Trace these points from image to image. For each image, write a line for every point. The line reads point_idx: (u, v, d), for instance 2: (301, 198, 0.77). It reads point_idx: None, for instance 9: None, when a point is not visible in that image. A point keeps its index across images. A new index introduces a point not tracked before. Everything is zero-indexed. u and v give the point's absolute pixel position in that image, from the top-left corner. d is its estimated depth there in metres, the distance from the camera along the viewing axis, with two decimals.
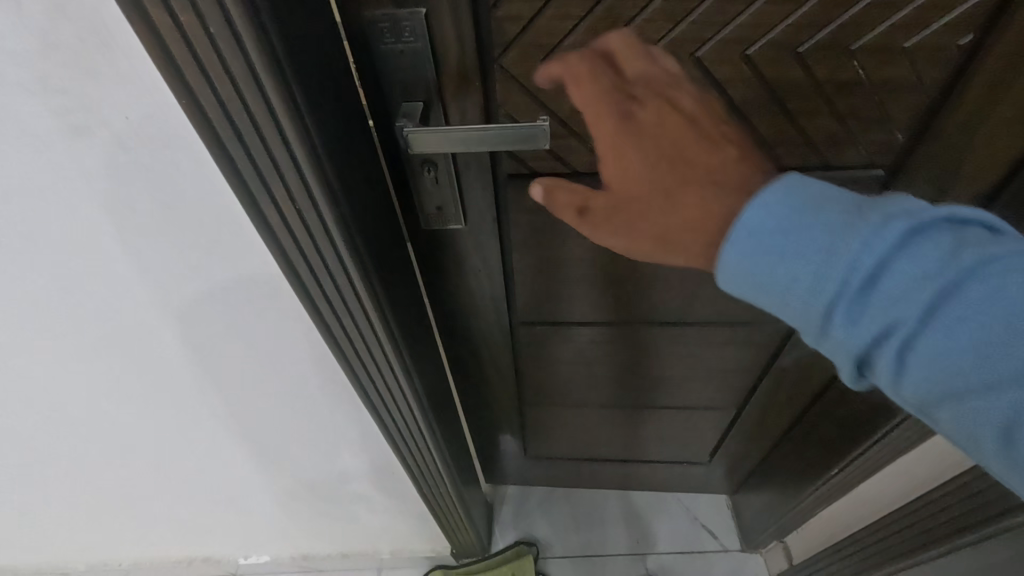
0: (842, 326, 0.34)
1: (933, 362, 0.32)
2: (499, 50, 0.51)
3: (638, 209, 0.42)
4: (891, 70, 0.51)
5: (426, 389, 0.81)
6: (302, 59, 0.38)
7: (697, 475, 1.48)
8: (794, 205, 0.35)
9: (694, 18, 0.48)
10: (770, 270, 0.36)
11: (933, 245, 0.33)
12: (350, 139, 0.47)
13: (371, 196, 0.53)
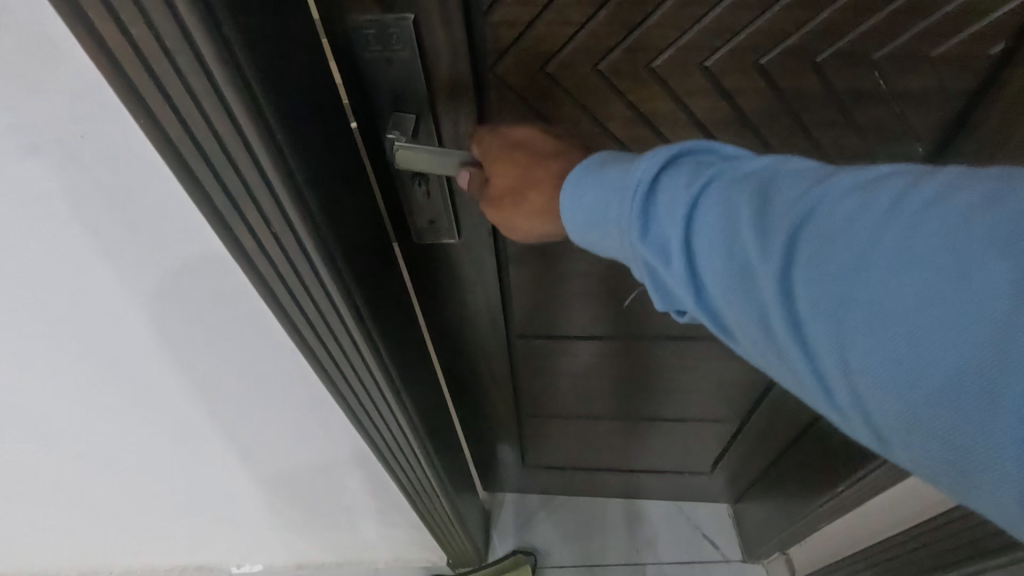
0: (637, 243, 0.35)
1: (708, 262, 0.31)
2: (493, 58, 0.47)
3: (518, 187, 0.45)
4: (913, 81, 0.47)
5: (420, 407, 0.78)
6: (272, 73, 0.35)
7: (698, 484, 1.45)
8: (604, 158, 0.39)
9: (705, 24, 0.44)
10: (587, 203, 0.38)
11: (696, 164, 0.34)
12: (330, 156, 0.44)
13: (355, 215, 0.49)
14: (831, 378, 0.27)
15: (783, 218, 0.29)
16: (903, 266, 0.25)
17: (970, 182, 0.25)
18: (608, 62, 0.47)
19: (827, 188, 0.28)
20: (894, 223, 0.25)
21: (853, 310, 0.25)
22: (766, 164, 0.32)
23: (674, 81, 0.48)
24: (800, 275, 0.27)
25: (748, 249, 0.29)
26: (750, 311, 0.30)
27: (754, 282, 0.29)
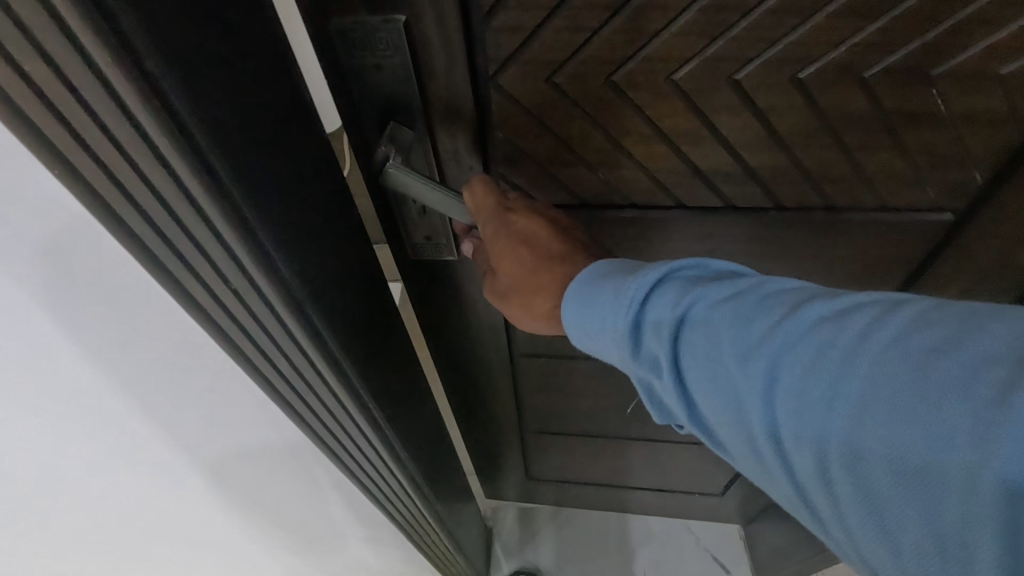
0: (634, 358, 0.37)
1: (698, 385, 0.33)
2: (494, 67, 0.42)
3: (515, 287, 0.47)
4: (978, 101, 0.41)
5: (420, 453, 0.71)
6: (213, 101, 0.28)
7: (707, 506, 1.38)
8: (602, 266, 0.41)
9: (736, 33, 0.38)
10: (586, 311, 0.40)
11: (681, 283, 0.36)
12: (302, 188, 0.37)
13: (339, 254, 0.43)
14: (817, 502, 0.29)
15: (763, 349, 0.30)
16: (876, 409, 0.26)
17: (937, 316, 0.26)
18: (623, 74, 0.41)
19: (802, 321, 0.30)
20: (867, 363, 0.27)
21: (835, 447, 0.27)
22: (743, 285, 0.33)
23: (699, 95, 0.42)
24: (780, 409, 0.29)
25: (734, 378, 0.31)
26: (739, 437, 0.32)
27: (741, 412, 0.31)
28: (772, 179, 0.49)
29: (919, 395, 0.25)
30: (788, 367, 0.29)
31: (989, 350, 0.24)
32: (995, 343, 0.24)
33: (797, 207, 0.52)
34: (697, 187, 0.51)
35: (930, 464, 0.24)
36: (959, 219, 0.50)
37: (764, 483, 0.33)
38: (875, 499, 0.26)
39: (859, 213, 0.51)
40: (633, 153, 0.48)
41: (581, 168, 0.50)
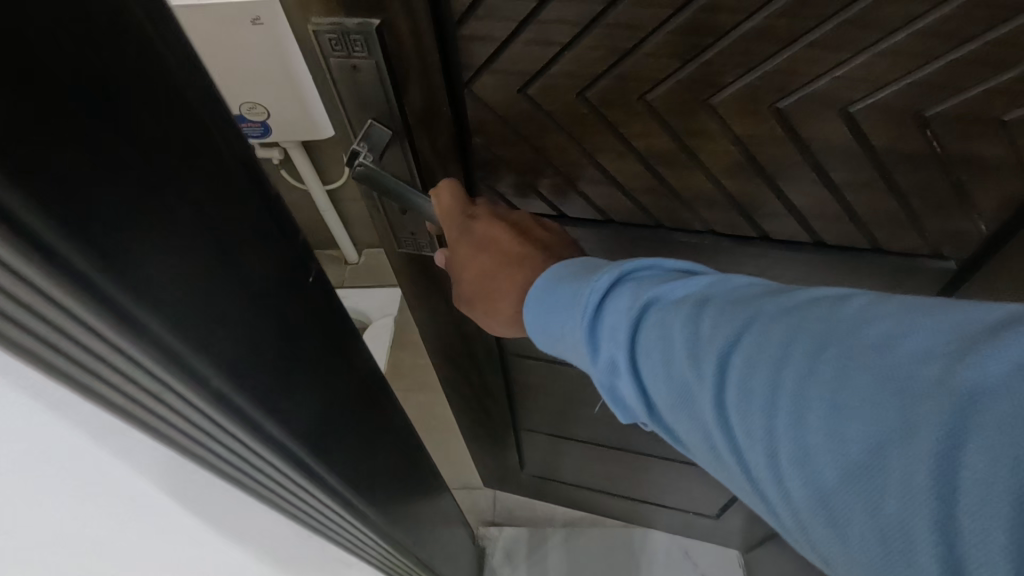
0: (591, 354, 0.36)
1: (652, 378, 0.32)
2: (467, 74, 0.43)
3: (480, 292, 0.48)
4: (978, 147, 0.37)
5: (410, 515, 0.64)
6: (92, 204, 0.20)
7: (703, 526, 1.30)
8: (571, 264, 0.41)
9: (708, 58, 0.37)
10: (550, 307, 0.39)
11: (638, 282, 0.35)
12: (251, 272, 0.29)
13: (309, 335, 0.35)
14: (771, 502, 0.27)
15: (712, 345, 0.29)
16: (815, 402, 0.24)
17: (880, 309, 0.26)
18: (595, 91, 0.41)
19: (750, 314, 0.29)
20: (808, 358, 0.26)
21: (779, 445, 0.25)
22: (699, 284, 0.33)
23: (674, 118, 0.41)
24: (726, 403, 0.28)
25: (684, 375, 0.30)
26: (693, 431, 0.30)
27: (691, 406, 0.30)
28: (756, 209, 0.47)
29: (860, 381, 0.24)
30: (736, 364, 0.28)
31: (930, 333, 0.23)
32: (931, 332, 0.23)
33: (784, 241, 0.50)
34: (677, 210, 0.50)
35: (870, 455, 0.22)
36: (962, 267, 0.46)
37: (723, 481, 0.31)
38: (823, 503, 0.24)
39: (850, 253, 0.49)
40: (610, 169, 0.47)
41: (557, 178, 0.50)
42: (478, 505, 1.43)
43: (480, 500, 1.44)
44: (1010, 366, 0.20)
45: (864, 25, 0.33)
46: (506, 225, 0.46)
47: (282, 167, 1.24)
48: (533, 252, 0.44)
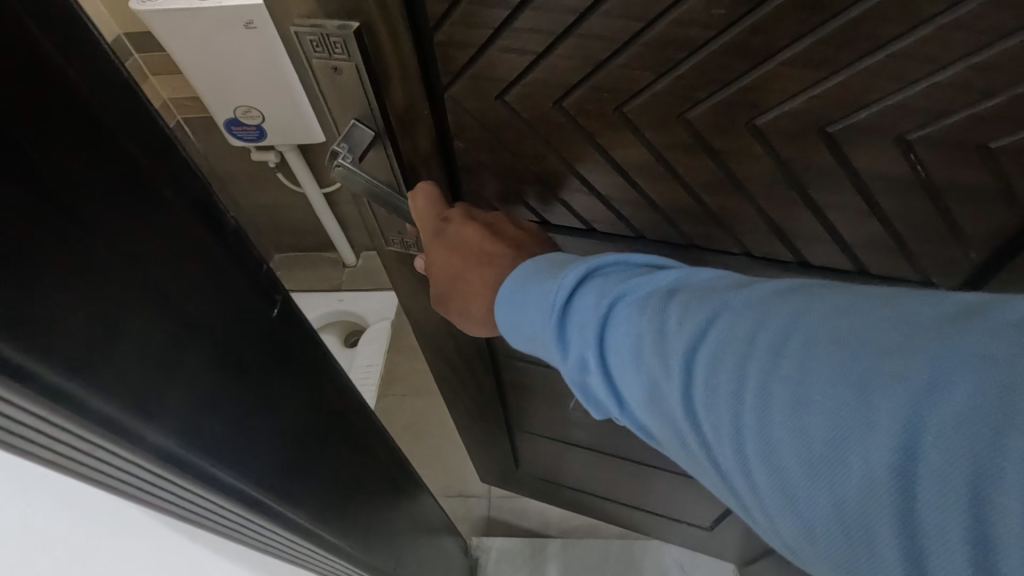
0: (562, 352, 0.35)
1: (624, 373, 0.31)
2: (447, 79, 0.43)
3: (454, 291, 0.48)
4: (963, 173, 0.36)
5: (388, 537, 0.64)
6: (26, 269, 0.20)
7: (698, 539, 1.22)
8: (538, 265, 0.39)
9: (682, 71, 0.36)
10: (519, 308, 0.38)
11: (605, 279, 0.34)
12: (194, 302, 0.29)
13: (260, 357, 0.35)
14: (740, 493, 0.26)
15: (679, 341, 0.28)
16: (780, 397, 0.24)
17: (841, 298, 0.25)
18: (571, 100, 0.41)
19: (716, 308, 0.28)
20: (772, 351, 0.25)
21: (746, 441, 0.25)
22: (665, 278, 0.32)
23: (651, 131, 0.41)
24: (693, 399, 0.27)
25: (653, 372, 0.29)
26: (665, 425, 0.30)
27: (660, 401, 0.29)
28: (737, 225, 0.46)
29: (823, 376, 0.23)
30: (702, 361, 0.27)
31: (892, 322, 0.23)
32: (893, 321, 0.23)
33: (766, 258, 0.48)
34: (657, 222, 0.49)
35: (834, 450, 0.22)
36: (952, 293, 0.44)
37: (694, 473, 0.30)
38: (791, 499, 0.23)
39: (835, 275, 0.47)
40: (589, 178, 0.47)
41: (538, 185, 0.50)
42: (471, 514, 1.38)
43: (474, 508, 1.39)
44: (969, 357, 0.20)
45: (841, 45, 0.32)
46: (481, 226, 0.46)
47: (279, 171, 1.43)
48: (509, 253, 0.44)
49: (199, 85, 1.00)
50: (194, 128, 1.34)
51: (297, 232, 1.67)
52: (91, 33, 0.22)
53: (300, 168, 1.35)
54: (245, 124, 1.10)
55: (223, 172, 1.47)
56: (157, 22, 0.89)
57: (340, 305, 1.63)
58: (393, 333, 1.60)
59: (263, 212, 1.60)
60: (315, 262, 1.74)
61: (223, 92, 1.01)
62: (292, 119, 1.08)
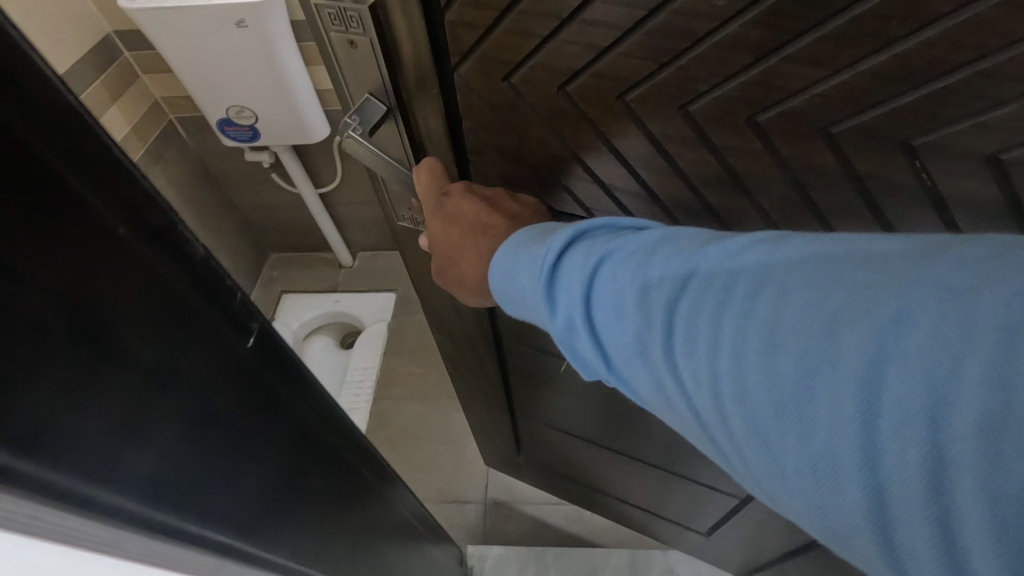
0: (548, 314, 0.34)
1: (608, 330, 0.31)
2: (455, 59, 0.44)
3: (451, 264, 0.50)
4: (971, 184, 0.34)
5: (373, 552, 0.65)
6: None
7: (701, 544, 1.20)
8: (526, 234, 0.39)
9: (684, 62, 0.36)
10: (509, 273, 0.37)
11: (591, 241, 0.34)
12: (161, 345, 0.28)
13: (240, 386, 0.35)
14: (718, 441, 0.26)
15: (660, 294, 0.28)
16: (753, 342, 0.24)
17: (816, 240, 0.25)
18: (574, 86, 0.41)
19: (697, 258, 0.28)
20: (749, 299, 0.25)
21: (722, 388, 0.25)
22: (648, 235, 0.31)
23: (652, 122, 0.41)
24: (674, 350, 0.27)
25: (636, 325, 0.29)
26: (647, 380, 0.29)
27: (643, 353, 0.29)
28: (737, 224, 0.46)
29: (796, 321, 0.23)
30: (683, 310, 0.27)
31: (862, 262, 0.23)
32: (864, 261, 0.23)
33: None
34: (657, 215, 0.49)
35: (803, 390, 0.22)
36: None
37: (677, 427, 0.30)
38: (763, 443, 0.23)
39: None
40: (591, 166, 0.47)
41: (539, 170, 0.50)
42: (467, 520, 1.37)
43: (469, 514, 1.38)
44: (933, 291, 0.20)
45: (844, 44, 0.31)
46: (480, 202, 0.47)
47: (274, 172, 1.50)
48: (506, 225, 0.45)
49: (193, 86, 1.08)
50: (187, 128, 1.38)
51: (290, 233, 1.72)
52: (43, 68, 0.21)
53: (296, 170, 1.42)
54: (236, 124, 1.17)
55: (217, 173, 1.51)
56: (148, 22, 0.95)
57: (337, 306, 1.68)
58: (390, 334, 1.65)
59: (256, 213, 1.65)
60: (311, 262, 1.79)
61: (216, 94, 1.09)
62: (282, 121, 1.16)
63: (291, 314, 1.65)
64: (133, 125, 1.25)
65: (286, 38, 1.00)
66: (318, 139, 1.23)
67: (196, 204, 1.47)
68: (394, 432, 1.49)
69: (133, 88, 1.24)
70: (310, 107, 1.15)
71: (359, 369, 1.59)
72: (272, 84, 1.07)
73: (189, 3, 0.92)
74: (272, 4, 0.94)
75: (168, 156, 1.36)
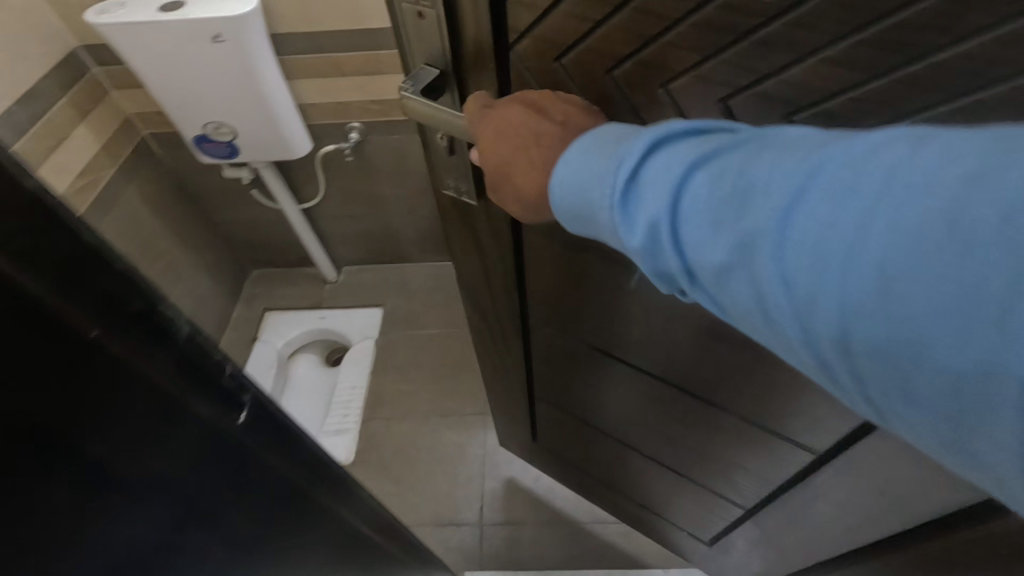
0: (624, 229, 0.34)
1: (701, 248, 0.30)
2: (512, 37, 0.47)
3: (502, 179, 0.47)
4: None
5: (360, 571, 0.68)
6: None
7: (704, 554, 1.22)
8: (592, 138, 0.37)
9: (727, 56, 0.38)
10: (578, 191, 0.37)
11: (674, 148, 0.32)
12: (119, 430, 0.32)
13: (212, 457, 0.39)
14: (828, 351, 0.27)
15: (771, 209, 0.27)
16: (871, 244, 0.24)
17: (955, 135, 0.23)
18: (620, 71, 0.44)
19: (810, 165, 0.26)
20: (870, 211, 0.24)
21: (847, 300, 0.25)
22: (747, 140, 0.30)
23: (691, 113, 0.42)
24: (785, 266, 0.27)
25: (742, 240, 0.28)
26: (748, 297, 0.29)
27: (748, 269, 0.28)
28: None
29: (929, 235, 0.22)
30: (791, 218, 0.26)
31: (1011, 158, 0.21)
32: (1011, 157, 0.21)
33: None
34: None
35: (941, 302, 0.22)
36: None
37: (770, 341, 0.31)
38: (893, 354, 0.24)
39: None
40: None
41: None
42: (463, 544, 1.40)
43: (464, 538, 1.40)
44: None
45: (883, 50, 0.32)
46: (531, 112, 0.44)
47: (252, 187, 1.61)
48: (559, 129, 0.43)
49: (171, 105, 1.22)
50: (160, 143, 1.49)
51: (269, 249, 1.83)
52: (26, 184, 0.27)
53: (277, 185, 1.54)
54: (214, 141, 1.31)
55: (192, 189, 1.62)
56: (116, 36, 1.07)
57: (323, 322, 1.78)
58: (375, 350, 1.73)
59: (234, 228, 1.75)
60: (293, 279, 1.90)
61: (194, 112, 1.23)
62: (266, 136, 1.31)
63: (277, 333, 1.75)
64: (102, 142, 1.33)
65: (264, 62, 1.15)
66: (299, 155, 1.38)
67: (172, 222, 1.56)
68: (383, 453, 1.54)
69: (102, 104, 1.34)
70: (292, 125, 1.31)
71: (347, 389, 1.66)
72: (252, 101, 1.21)
73: (161, 19, 1.04)
74: (247, 22, 1.07)
75: (141, 171, 1.46)
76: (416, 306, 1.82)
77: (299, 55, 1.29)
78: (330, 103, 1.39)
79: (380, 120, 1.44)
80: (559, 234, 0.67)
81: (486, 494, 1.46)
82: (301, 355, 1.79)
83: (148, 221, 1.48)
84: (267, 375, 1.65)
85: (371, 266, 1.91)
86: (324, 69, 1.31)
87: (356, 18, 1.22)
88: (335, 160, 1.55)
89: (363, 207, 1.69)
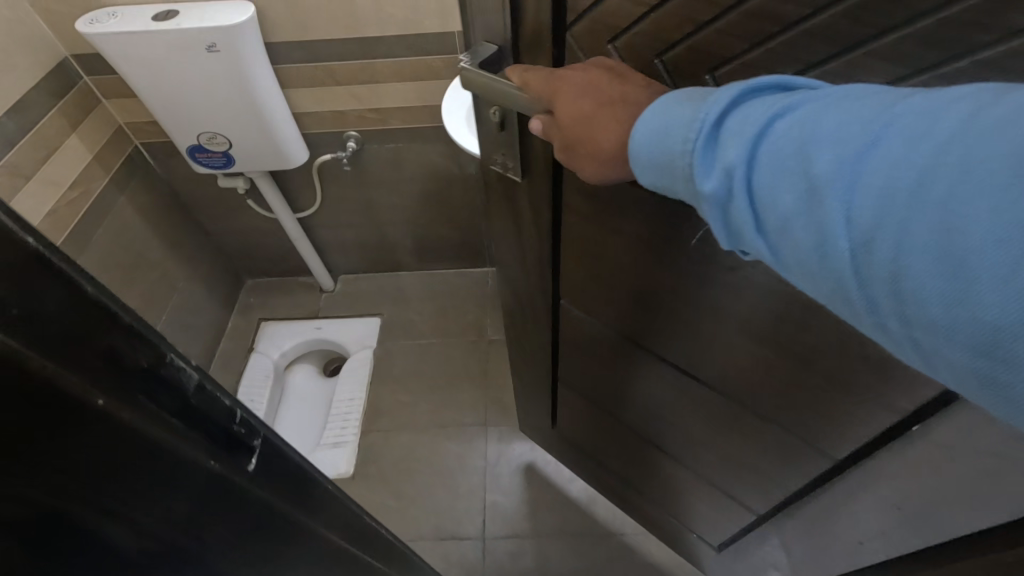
0: (698, 174, 0.36)
1: (770, 193, 0.32)
2: (569, 19, 0.49)
3: (582, 136, 0.48)
4: None
5: None
6: None
7: (712, 561, 1.24)
8: (674, 96, 0.39)
9: (774, 45, 0.39)
10: (652, 142, 0.39)
11: (758, 101, 0.34)
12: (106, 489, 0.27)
13: (214, 511, 0.35)
14: (881, 290, 0.28)
15: (846, 153, 0.29)
16: (945, 181, 0.26)
17: None
18: (669, 56, 0.46)
19: (891, 115, 0.28)
20: (945, 155, 0.26)
21: (910, 238, 0.26)
22: (831, 94, 0.32)
23: None
24: (852, 207, 0.28)
25: (811, 183, 0.30)
26: (808, 243, 0.31)
27: (813, 212, 0.30)
28: None
29: (1000, 176, 0.24)
30: (867, 157, 0.28)
31: None
32: None
33: None
34: None
35: (1003, 238, 0.24)
36: None
37: (824, 291, 0.32)
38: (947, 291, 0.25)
39: None
40: None
41: None
42: (465, 558, 1.42)
43: (466, 552, 1.43)
44: None
45: (928, 42, 0.34)
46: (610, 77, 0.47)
47: (248, 199, 1.69)
48: (644, 90, 0.45)
49: (166, 116, 1.29)
50: (153, 154, 1.56)
51: (266, 258, 1.92)
52: (24, 239, 0.24)
53: (275, 199, 1.61)
54: (209, 151, 1.38)
55: (185, 201, 1.69)
56: (105, 45, 1.14)
57: (319, 331, 1.85)
58: (370, 359, 1.79)
59: (229, 236, 1.83)
60: (290, 287, 1.98)
61: (192, 124, 1.30)
62: (260, 147, 1.38)
63: (273, 344, 1.82)
64: (94, 152, 1.39)
65: (258, 69, 1.22)
66: (293, 163, 1.45)
67: (165, 233, 1.63)
68: (383, 465, 1.57)
69: (94, 114, 1.40)
70: (288, 133, 1.39)
71: (345, 400, 1.70)
72: (245, 112, 1.29)
73: (155, 29, 1.11)
74: (240, 31, 1.14)
75: (134, 181, 1.52)
76: (413, 314, 1.88)
77: (298, 63, 1.32)
78: (327, 111, 1.43)
79: (376, 128, 1.48)
80: (595, 219, 0.70)
81: (487, 507, 1.49)
82: (299, 365, 1.85)
83: (140, 230, 1.53)
84: (263, 386, 1.72)
85: (368, 275, 1.98)
86: (320, 77, 1.35)
87: (353, 25, 1.25)
88: (333, 169, 1.60)
89: (360, 214, 1.75)
